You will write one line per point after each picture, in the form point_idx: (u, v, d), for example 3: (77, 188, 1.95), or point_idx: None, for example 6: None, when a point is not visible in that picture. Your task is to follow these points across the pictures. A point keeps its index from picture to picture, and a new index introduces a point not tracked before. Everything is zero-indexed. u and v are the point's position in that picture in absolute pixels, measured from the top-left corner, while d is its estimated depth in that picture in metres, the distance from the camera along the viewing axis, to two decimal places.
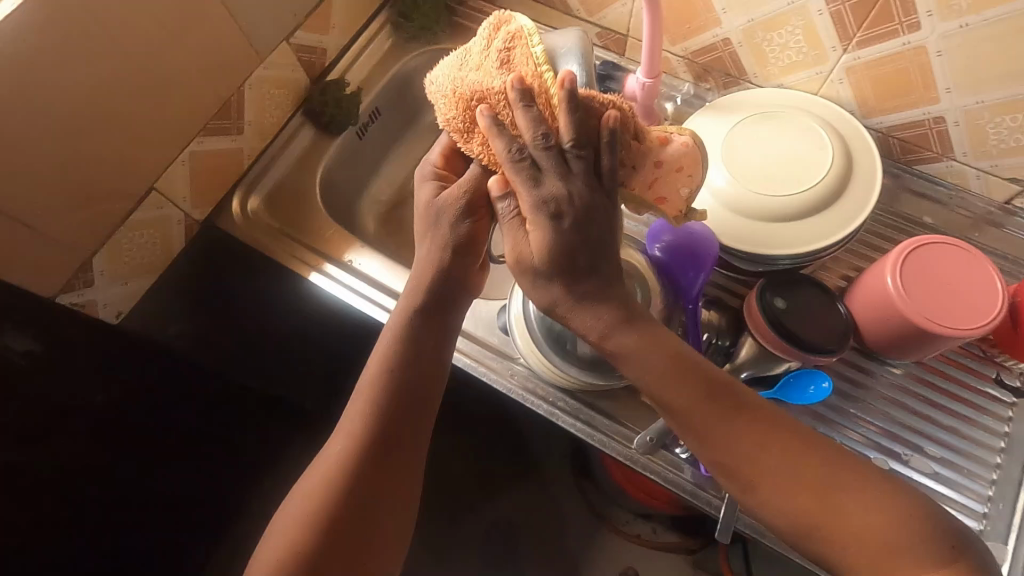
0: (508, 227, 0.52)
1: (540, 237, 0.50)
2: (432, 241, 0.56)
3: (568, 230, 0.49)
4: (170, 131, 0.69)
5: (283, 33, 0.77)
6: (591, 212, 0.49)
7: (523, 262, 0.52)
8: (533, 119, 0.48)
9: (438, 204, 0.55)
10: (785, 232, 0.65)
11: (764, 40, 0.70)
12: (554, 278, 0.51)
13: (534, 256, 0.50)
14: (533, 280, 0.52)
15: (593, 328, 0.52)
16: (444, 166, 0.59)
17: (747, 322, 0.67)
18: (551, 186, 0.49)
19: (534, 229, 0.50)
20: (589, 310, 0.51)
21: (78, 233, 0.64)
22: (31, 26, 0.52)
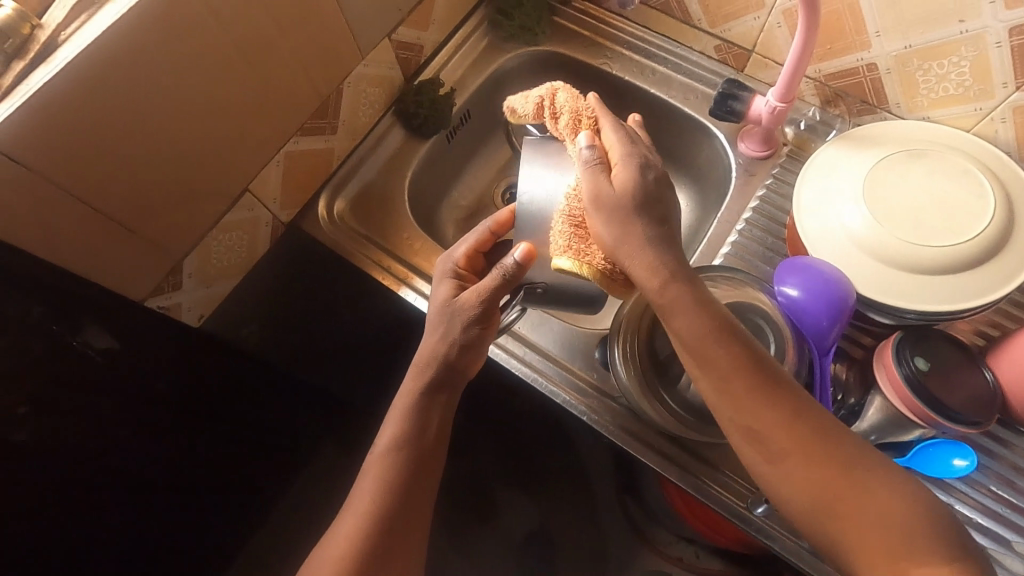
0: (588, 171, 0.51)
1: (626, 176, 0.50)
2: (441, 335, 0.58)
3: (653, 179, 0.51)
4: (269, 129, 0.65)
5: (386, 29, 0.72)
6: (667, 181, 0.53)
7: (606, 196, 0.49)
8: (620, 127, 0.56)
9: (453, 305, 0.57)
10: (924, 285, 0.60)
11: (919, 69, 0.64)
12: (633, 211, 0.49)
13: (622, 188, 0.50)
14: (612, 214, 0.49)
15: (655, 273, 0.49)
16: (466, 265, 0.61)
17: (880, 380, 0.61)
18: (638, 152, 0.53)
19: (623, 167, 0.51)
20: (655, 252, 0.49)
21: (173, 235, 0.61)
22: (151, 17, 0.48)
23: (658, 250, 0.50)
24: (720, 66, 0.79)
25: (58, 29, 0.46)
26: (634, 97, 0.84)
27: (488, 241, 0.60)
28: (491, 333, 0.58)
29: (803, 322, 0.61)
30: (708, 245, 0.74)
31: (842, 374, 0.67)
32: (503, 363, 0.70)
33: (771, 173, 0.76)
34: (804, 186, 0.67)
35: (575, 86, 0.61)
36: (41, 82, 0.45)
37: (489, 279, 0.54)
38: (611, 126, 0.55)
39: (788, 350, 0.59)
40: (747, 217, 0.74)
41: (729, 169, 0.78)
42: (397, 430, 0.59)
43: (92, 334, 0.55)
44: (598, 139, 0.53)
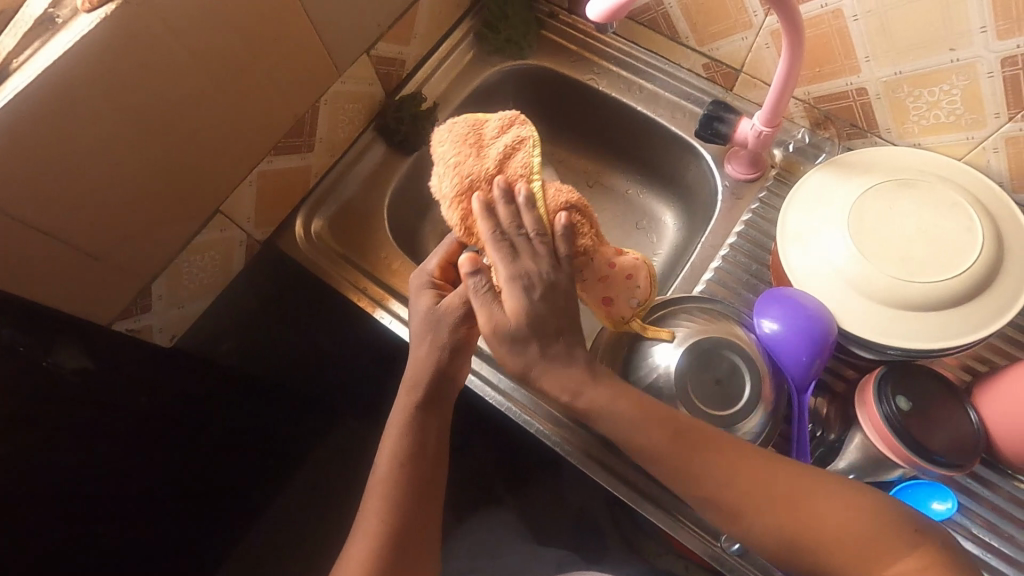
0: (480, 301, 0.50)
1: (514, 306, 0.48)
2: (429, 344, 0.57)
3: (539, 301, 0.48)
4: (242, 151, 0.63)
5: (365, 45, 0.70)
6: (563, 296, 0.50)
7: (500, 331, 0.50)
8: (510, 214, 0.49)
9: (439, 312, 0.56)
10: (906, 321, 0.58)
11: (909, 96, 0.62)
12: (530, 338, 0.49)
13: (511, 324, 0.49)
14: (511, 345, 0.50)
15: (564, 389, 0.51)
16: (440, 275, 0.60)
17: (861, 417, 0.60)
18: (528, 263, 0.49)
19: (508, 296, 0.49)
20: (562, 372, 0.51)
21: (140, 259, 0.60)
22: (108, 45, 0.47)
23: (564, 371, 0.51)
24: (709, 85, 0.77)
25: (10, 57, 0.45)
26: (621, 114, 0.82)
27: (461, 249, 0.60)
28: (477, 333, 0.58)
29: (781, 358, 0.60)
30: (691, 271, 0.72)
31: (823, 408, 0.65)
32: (479, 391, 0.69)
33: (758, 197, 0.74)
34: (790, 214, 0.65)
35: (489, 119, 0.52)
36: None
37: (468, 284, 0.55)
38: (502, 216, 0.50)
39: (766, 381, 0.56)
40: (732, 242, 0.73)
41: (716, 192, 0.76)
42: (377, 467, 0.58)
43: (63, 354, 0.54)
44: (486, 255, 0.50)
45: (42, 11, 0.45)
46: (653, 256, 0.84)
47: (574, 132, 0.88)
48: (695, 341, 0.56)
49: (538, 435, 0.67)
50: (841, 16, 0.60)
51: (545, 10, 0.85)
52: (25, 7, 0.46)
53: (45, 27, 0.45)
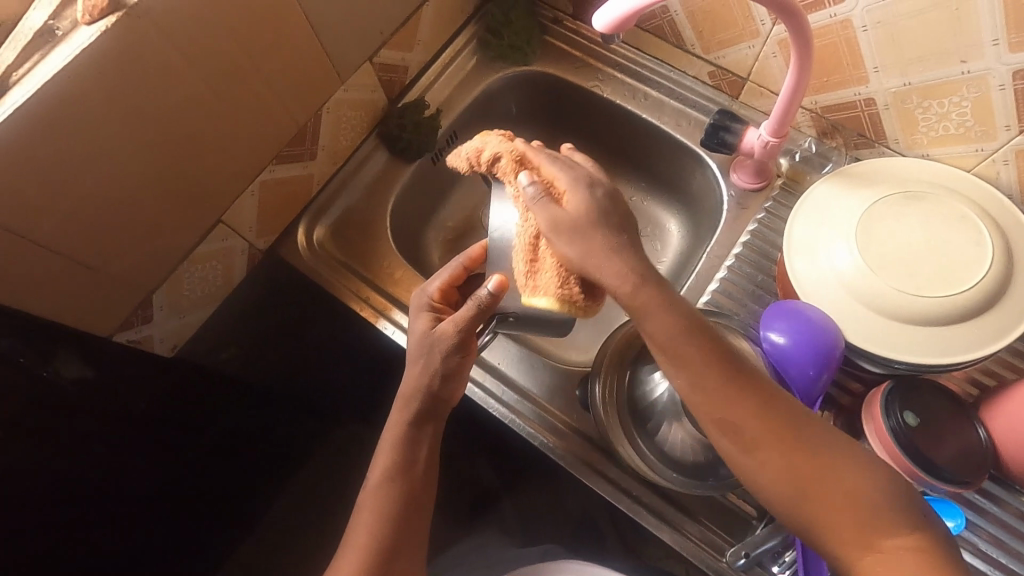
0: (544, 221, 0.48)
1: (581, 236, 0.47)
2: (422, 367, 0.56)
3: (606, 231, 0.47)
4: (244, 161, 0.63)
5: (367, 52, 0.70)
6: (621, 202, 0.50)
7: (562, 224, 0.47)
8: (562, 163, 0.51)
9: (433, 336, 0.54)
10: (913, 336, 0.58)
11: (918, 107, 0.61)
12: (592, 228, 0.47)
13: (574, 211, 0.48)
14: (572, 234, 0.47)
15: (622, 280, 0.46)
16: (441, 298, 0.59)
17: (869, 432, 0.59)
18: (584, 196, 0.48)
19: (571, 195, 0.48)
20: (617, 264, 0.47)
21: (141, 272, 0.59)
22: (107, 59, 0.45)
23: (624, 259, 0.47)
24: (715, 93, 0.77)
25: (9, 70, 0.44)
26: (625, 122, 0.81)
27: (463, 275, 0.59)
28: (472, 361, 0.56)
29: (788, 371, 0.59)
30: (696, 282, 0.71)
31: (827, 422, 0.64)
32: (481, 401, 0.69)
33: (764, 207, 0.73)
34: (796, 226, 0.64)
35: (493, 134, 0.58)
36: None
37: (465, 310, 0.52)
38: (556, 165, 0.51)
39: None
40: (737, 252, 0.72)
41: (721, 201, 0.75)
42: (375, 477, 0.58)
43: (63, 363, 0.53)
44: (548, 184, 0.50)
45: (42, 23, 0.44)
46: (657, 265, 0.83)
47: (577, 138, 0.87)
48: None
49: (541, 447, 0.66)
50: (850, 26, 0.59)
51: (550, 16, 0.84)
52: (25, 19, 0.45)
53: (45, 39, 0.45)
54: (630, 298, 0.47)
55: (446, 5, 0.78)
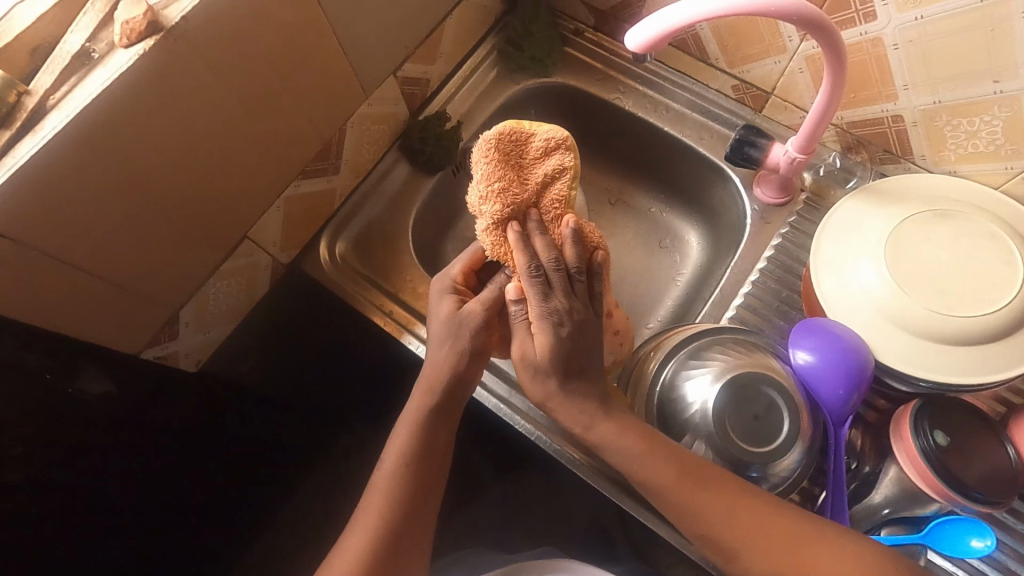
0: (516, 329, 0.53)
1: (544, 341, 0.50)
2: (450, 349, 0.55)
3: (567, 338, 0.50)
4: (270, 177, 0.62)
5: (392, 67, 0.69)
6: (586, 326, 0.52)
7: (529, 360, 0.52)
8: (546, 245, 0.52)
9: (462, 316, 0.54)
10: (941, 355, 0.58)
11: (947, 124, 0.61)
12: (550, 373, 0.52)
13: (539, 357, 0.51)
14: (535, 373, 0.52)
15: (576, 423, 0.53)
16: (463, 281, 0.59)
17: (897, 451, 0.59)
18: (558, 302, 0.51)
19: (536, 332, 0.51)
20: (573, 405, 0.52)
21: (169, 289, 0.59)
22: (144, 82, 0.45)
23: (578, 402, 0.52)
24: (738, 106, 0.76)
25: (47, 93, 0.43)
26: (645, 134, 0.81)
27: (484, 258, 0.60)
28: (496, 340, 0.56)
29: (817, 389, 0.59)
30: (720, 297, 0.71)
31: (857, 440, 0.64)
32: (504, 416, 0.68)
33: (788, 221, 0.73)
34: (823, 242, 0.64)
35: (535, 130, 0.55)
36: (28, 154, 0.42)
37: (490, 291, 0.55)
38: (539, 248, 0.52)
39: (805, 416, 0.55)
40: (762, 266, 0.72)
41: (743, 215, 0.75)
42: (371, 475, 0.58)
43: (86, 381, 0.56)
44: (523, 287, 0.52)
45: (80, 45, 0.44)
46: (677, 277, 0.82)
47: (596, 149, 0.87)
48: (735, 377, 0.55)
49: (566, 463, 0.66)
50: (881, 44, 0.59)
51: (570, 27, 0.84)
52: (63, 42, 0.45)
53: (82, 62, 0.44)
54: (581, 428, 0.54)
55: (468, 18, 0.77)
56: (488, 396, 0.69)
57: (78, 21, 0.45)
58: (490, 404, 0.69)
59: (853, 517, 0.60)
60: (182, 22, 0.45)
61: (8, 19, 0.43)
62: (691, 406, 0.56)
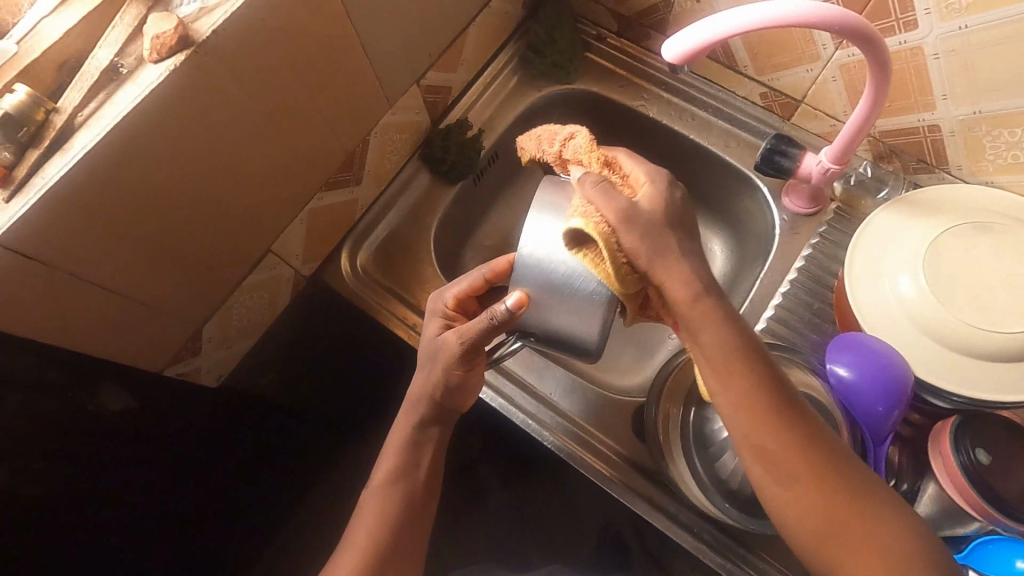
0: (605, 191, 0.43)
1: (657, 190, 0.45)
2: (425, 374, 0.55)
3: (681, 198, 0.45)
4: (293, 189, 0.61)
5: (415, 76, 0.68)
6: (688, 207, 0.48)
7: (634, 218, 0.42)
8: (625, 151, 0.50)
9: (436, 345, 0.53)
10: (981, 370, 0.56)
11: (987, 135, 0.60)
12: (666, 228, 0.43)
13: (646, 206, 0.44)
14: (647, 230, 0.43)
15: (687, 287, 0.43)
16: (456, 306, 0.57)
17: (937, 468, 0.58)
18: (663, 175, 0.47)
19: (648, 187, 0.45)
20: (688, 266, 0.43)
21: (191, 305, 0.58)
22: (174, 97, 0.44)
23: (691, 264, 0.44)
24: (765, 114, 0.75)
25: (75, 110, 0.42)
26: (670, 142, 0.80)
27: (484, 286, 0.55)
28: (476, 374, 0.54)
29: (855, 403, 0.58)
30: (750, 309, 0.70)
31: (894, 457, 0.63)
32: (533, 432, 0.67)
33: (818, 232, 0.72)
34: (857, 255, 0.63)
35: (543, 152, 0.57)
36: (58, 174, 0.41)
37: (477, 322, 0.50)
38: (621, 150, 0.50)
39: (845, 432, 0.55)
40: (792, 278, 0.71)
41: (772, 225, 0.74)
42: (379, 480, 0.57)
43: (108, 396, 0.56)
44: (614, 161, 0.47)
45: (108, 60, 0.43)
46: None
47: None
48: None
49: (597, 480, 0.65)
50: (921, 53, 0.58)
51: (593, 33, 0.82)
52: (91, 58, 0.43)
53: (110, 77, 0.43)
54: (687, 309, 0.43)
55: (490, 24, 0.76)
56: (516, 411, 0.68)
57: (107, 36, 0.43)
58: (517, 419, 0.67)
59: None
60: (212, 35, 0.44)
61: (36, 33, 0.42)
62: None
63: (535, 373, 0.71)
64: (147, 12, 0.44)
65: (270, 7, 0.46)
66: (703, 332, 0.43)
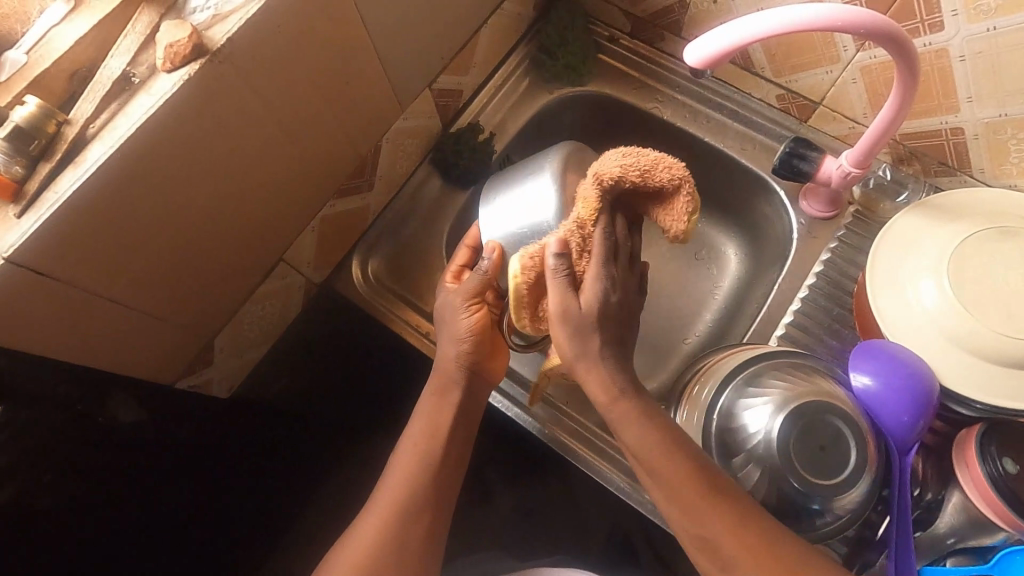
0: (558, 283, 0.49)
1: (594, 291, 0.49)
2: (444, 333, 0.58)
3: (615, 304, 0.50)
4: (306, 197, 0.60)
5: (427, 79, 0.67)
6: (628, 300, 0.52)
7: (569, 316, 0.49)
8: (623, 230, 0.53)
9: (448, 300, 0.57)
10: (1007, 378, 0.56)
11: (1012, 138, 0.59)
12: (595, 331, 0.49)
13: (587, 307, 0.49)
14: (574, 328, 0.49)
15: (604, 391, 0.50)
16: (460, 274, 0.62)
17: (962, 477, 0.57)
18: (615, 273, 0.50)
19: (591, 286, 0.49)
20: (606, 371, 0.50)
21: (201, 316, 0.57)
22: (188, 108, 0.43)
23: (611, 369, 0.50)
24: (782, 115, 0.74)
25: (87, 122, 0.41)
26: (685, 145, 0.78)
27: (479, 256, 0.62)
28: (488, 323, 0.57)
29: (880, 414, 0.57)
30: (768, 315, 0.69)
31: (918, 466, 0.62)
32: (549, 442, 0.66)
33: (836, 236, 0.71)
34: (878, 262, 0.62)
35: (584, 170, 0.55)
36: (70, 189, 0.40)
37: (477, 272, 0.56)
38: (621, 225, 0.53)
39: (870, 443, 0.53)
40: (811, 283, 0.70)
41: (789, 229, 0.73)
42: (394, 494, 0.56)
43: (117, 406, 0.54)
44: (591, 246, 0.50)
45: (121, 70, 0.42)
46: (716, 290, 0.80)
47: None
48: (797, 406, 0.53)
49: (615, 490, 0.64)
50: (946, 55, 0.57)
51: (605, 34, 0.81)
52: (103, 67, 0.42)
53: (123, 87, 0.42)
54: (608, 404, 0.51)
55: (502, 26, 0.75)
56: (532, 421, 0.67)
57: (119, 44, 0.42)
58: (533, 429, 0.66)
59: (917, 544, 0.59)
60: (227, 43, 0.42)
61: (46, 42, 0.41)
62: (752, 436, 0.55)
63: (550, 381, 0.70)
64: (159, 20, 0.43)
65: (286, 14, 0.45)
66: (624, 430, 0.50)
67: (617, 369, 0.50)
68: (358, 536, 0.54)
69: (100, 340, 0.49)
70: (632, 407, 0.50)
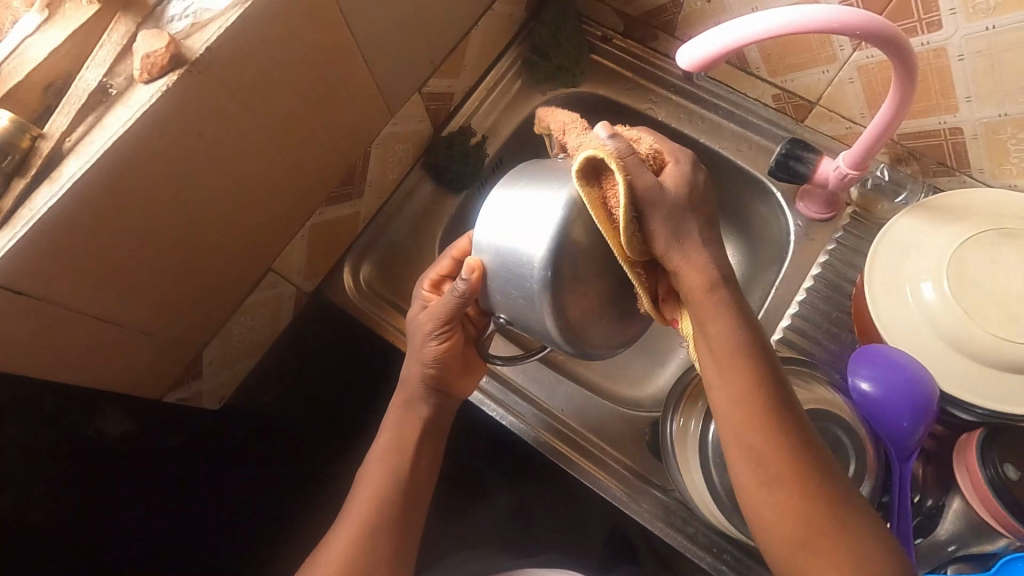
0: (634, 169, 0.39)
1: (680, 170, 0.42)
2: (410, 353, 0.56)
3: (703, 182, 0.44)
4: (294, 206, 0.59)
5: (417, 84, 0.66)
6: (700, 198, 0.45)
7: (660, 196, 0.40)
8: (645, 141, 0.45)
9: (413, 325, 0.54)
10: (1007, 383, 0.55)
11: (1012, 137, 0.58)
12: (688, 212, 0.42)
13: (676, 189, 0.42)
14: (671, 212, 0.41)
15: (703, 272, 0.42)
16: (437, 289, 0.56)
17: (963, 481, 0.57)
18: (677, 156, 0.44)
19: (673, 167, 0.42)
20: (702, 255, 0.42)
21: (187, 329, 0.56)
22: (168, 120, 0.42)
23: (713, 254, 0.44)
24: (778, 116, 0.73)
25: (63, 136, 0.40)
26: (680, 146, 0.77)
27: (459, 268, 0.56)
28: (455, 350, 0.54)
29: (879, 418, 0.57)
30: (766, 319, 0.69)
31: (919, 472, 0.61)
32: (545, 450, 0.65)
33: (834, 238, 0.70)
34: (875, 266, 0.61)
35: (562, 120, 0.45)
36: (46, 205, 0.39)
37: (445, 301, 0.49)
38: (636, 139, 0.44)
39: (870, 449, 0.53)
40: (808, 285, 0.69)
41: (786, 231, 0.72)
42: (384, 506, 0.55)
43: (106, 421, 0.56)
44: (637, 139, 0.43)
45: (96, 81, 0.40)
46: None
47: None
48: None
49: (611, 498, 0.63)
50: (945, 55, 0.57)
51: (597, 34, 0.79)
52: (79, 79, 0.41)
53: (99, 99, 0.41)
54: (701, 296, 0.43)
55: (493, 28, 0.74)
56: (526, 429, 0.66)
57: (94, 55, 0.41)
58: (528, 437, 0.66)
59: (918, 551, 0.58)
60: (207, 52, 0.41)
61: (19, 55, 0.40)
62: None
63: (545, 388, 0.69)
64: (137, 29, 0.42)
65: (269, 21, 0.44)
66: (710, 323, 0.43)
67: (711, 262, 0.43)
68: (342, 537, 0.52)
69: (83, 356, 0.48)
70: (723, 298, 0.43)
